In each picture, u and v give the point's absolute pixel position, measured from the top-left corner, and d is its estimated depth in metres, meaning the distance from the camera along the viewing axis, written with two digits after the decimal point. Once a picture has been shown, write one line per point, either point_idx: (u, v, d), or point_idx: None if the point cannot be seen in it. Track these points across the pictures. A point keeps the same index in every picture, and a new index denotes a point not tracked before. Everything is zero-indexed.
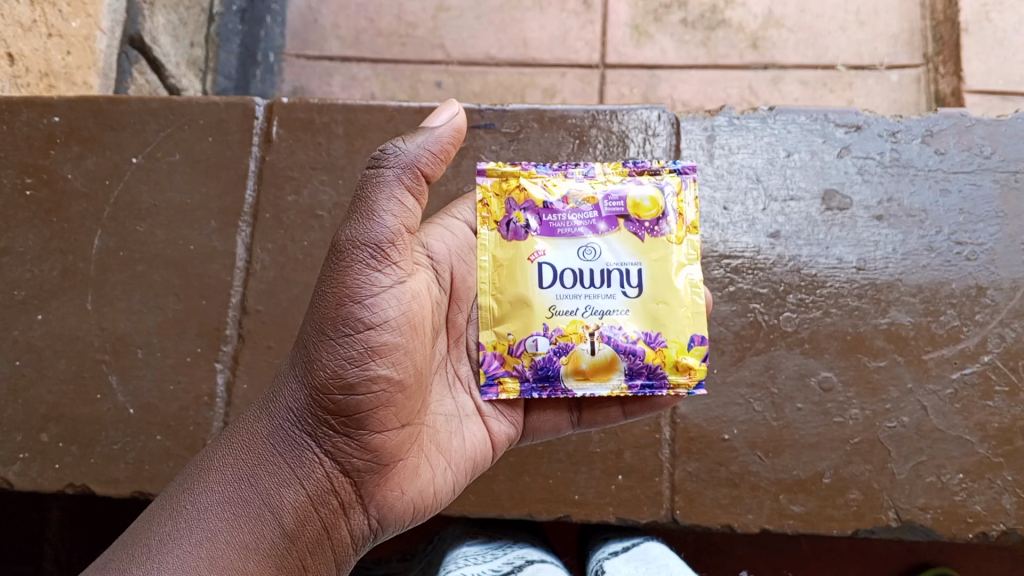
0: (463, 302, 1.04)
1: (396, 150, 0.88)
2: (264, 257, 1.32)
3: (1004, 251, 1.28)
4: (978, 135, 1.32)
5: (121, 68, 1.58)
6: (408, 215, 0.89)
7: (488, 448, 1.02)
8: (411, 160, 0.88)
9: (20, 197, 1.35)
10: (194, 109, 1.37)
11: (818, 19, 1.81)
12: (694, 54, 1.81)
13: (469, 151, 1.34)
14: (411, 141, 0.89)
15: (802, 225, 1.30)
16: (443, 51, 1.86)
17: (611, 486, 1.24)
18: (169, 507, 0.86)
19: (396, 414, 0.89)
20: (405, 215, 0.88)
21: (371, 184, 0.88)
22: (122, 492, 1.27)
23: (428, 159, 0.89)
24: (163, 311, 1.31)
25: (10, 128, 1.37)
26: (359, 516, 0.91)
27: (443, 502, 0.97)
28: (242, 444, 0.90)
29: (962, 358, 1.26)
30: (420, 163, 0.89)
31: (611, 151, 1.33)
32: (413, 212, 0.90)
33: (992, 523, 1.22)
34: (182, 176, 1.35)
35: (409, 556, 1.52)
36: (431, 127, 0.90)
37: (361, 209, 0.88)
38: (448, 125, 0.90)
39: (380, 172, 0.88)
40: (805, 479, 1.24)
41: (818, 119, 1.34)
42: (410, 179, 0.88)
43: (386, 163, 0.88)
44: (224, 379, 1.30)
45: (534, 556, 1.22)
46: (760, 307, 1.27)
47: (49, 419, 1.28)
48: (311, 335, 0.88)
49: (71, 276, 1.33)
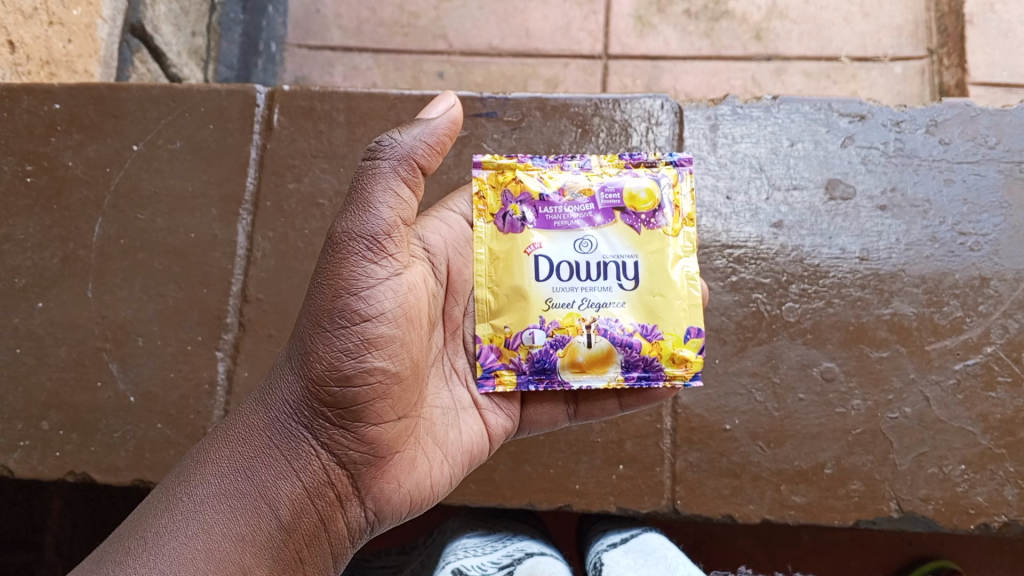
0: (460, 294, 1.04)
1: (393, 141, 0.88)
2: (264, 246, 1.32)
3: (1007, 242, 1.28)
4: (982, 125, 1.32)
5: (121, 56, 1.57)
6: (404, 207, 0.89)
7: (485, 441, 1.02)
8: (408, 152, 0.88)
9: (20, 184, 1.35)
10: (195, 97, 1.37)
11: (822, 10, 1.80)
12: (697, 45, 1.80)
13: (471, 140, 1.33)
14: (407, 132, 0.88)
15: (804, 216, 1.30)
16: (446, 41, 1.85)
17: (611, 476, 1.24)
18: (165, 499, 0.86)
19: (393, 406, 0.89)
20: (400, 207, 0.88)
21: (367, 175, 0.88)
22: (122, 480, 1.27)
23: (424, 150, 0.89)
24: (163, 299, 1.31)
25: (11, 115, 1.36)
26: (356, 508, 0.91)
27: (440, 495, 0.97)
28: (238, 436, 0.90)
29: (964, 348, 1.25)
30: (416, 155, 0.88)
31: (614, 140, 1.32)
32: (409, 204, 0.90)
33: (993, 514, 1.22)
34: (183, 164, 1.35)
35: (408, 548, 1.52)
36: (427, 118, 0.90)
37: (357, 200, 0.87)
38: (445, 116, 0.90)
39: (376, 163, 0.88)
40: (806, 470, 1.23)
41: (821, 108, 1.34)
42: (406, 171, 0.88)
43: (383, 154, 0.88)
44: (224, 367, 1.29)
45: (533, 547, 1.22)
46: (762, 297, 1.27)
47: (49, 407, 1.28)
48: (308, 327, 0.88)
49: (72, 263, 1.32)
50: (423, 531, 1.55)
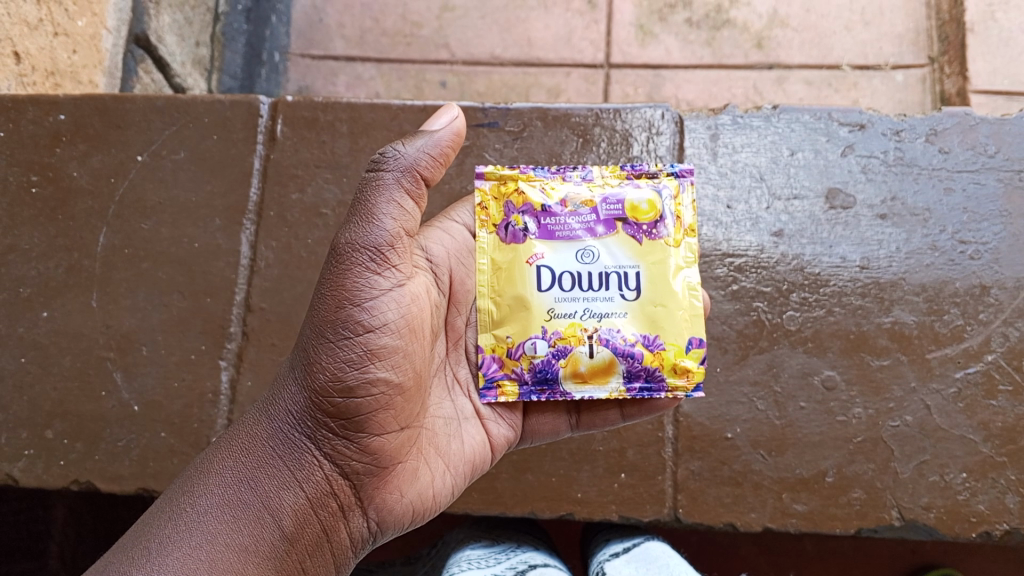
0: (462, 305, 1.05)
1: (396, 154, 0.89)
2: (268, 255, 1.32)
3: (1008, 250, 1.28)
4: (981, 134, 1.32)
5: (126, 66, 1.60)
6: (407, 219, 0.90)
7: (486, 451, 1.02)
8: (411, 164, 0.89)
9: (25, 195, 1.36)
10: (200, 108, 1.38)
11: (823, 18, 1.81)
12: (699, 54, 1.81)
13: (473, 150, 1.34)
14: (410, 145, 0.89)
15: (805, 224, 1.30)
16: (448, 51, 1.87)
17: (614, 484, 1.25)
18: (169, 509, 0.86)
19: (395, 417, 0.90)
20: (403, 218, 0.89)
21: (370, 187, 0.88)
22: (127, 489, 1.27)
23: (427, 163, 0.90)
24: (168, 309, 1.32)
25: (16, 126, 1.37)
26: (358, 518, 0.91)
27: (441, 505, 0.97)
28: (241, 446, 0.91)
29: (965, 357, 1.26)
30: (419, 167, 0.89)
31: (615, 149, 1.33)
32: (412, 216, 0.91)
33: (995, 522, 1.22)
34: (187, 174, 1.36)
35: (412, 559, 1.52)
36: (430, 131, 0.91)
37: (361, 212, 0.88)
38: (448, 128, 0.91)
39: (379, 175, 0.89)
40: (808, 478, 1.23)
41: (821, 117, 1.34)
42: (409, 183, 0.89)
43: (386, 167, 0.89)
44: (228, 376, 1.30)
45: (536, 558, 1.22)
46: (763, 305, 1.27)
47: (53, 416, 1.29)
48: (311, 338, 0.88)
49: (77, 273, 1.33)
50: (426, 543, 1.56)
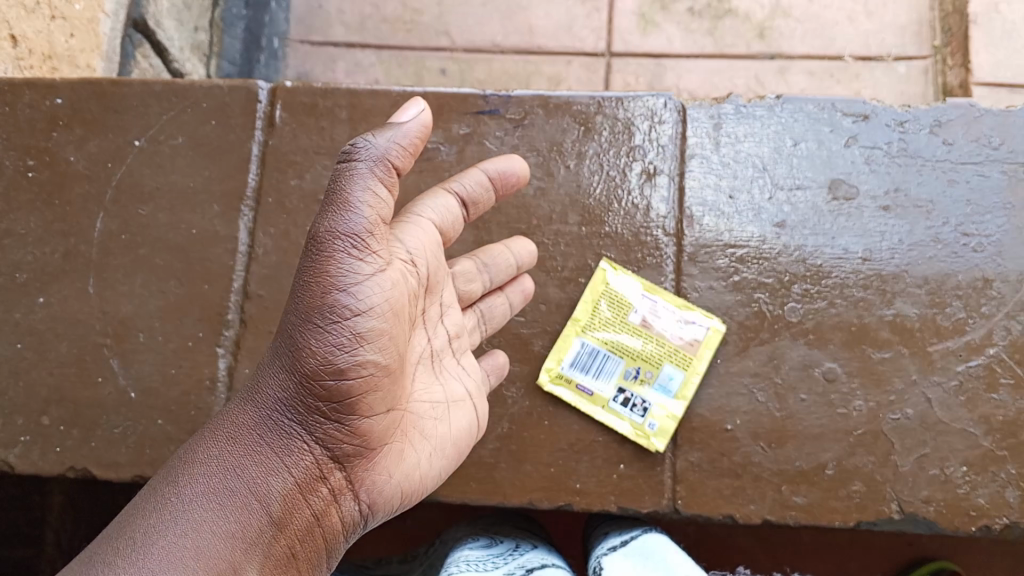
0: (435, 295, 1.06)
1: (367, 144, 0.87)
2: (266, 242, 1.31)
3: (1012, 243, 1.27)
4: (987, 126, 1.31)
5: (124, 51, 1.57)
6: (383, 207, 0.88)
7: (466, 433, 1.08)
8: (383, 153, 0.87)
9: (21, 178, 1.34)
10: (198, 92, 1.36)
11: (826, 9, 1.79)
12: (701, 43, 1.80)
13: (474, 138, 1.33)
14: (381, 135, 0.87)
15: (808, 215, 1.29)
16: (449, 38, 1.85)
17: (612, 475, 1.24)
18: (151, 500, 0.84)
19: (384, 404, 0.92)
20: (381, 206, 0.87)
21: (345, 177, 0.86)
22: (123, 476, 1.26)
23: (398, 152, 0.88)
24: (165, 295, 1.31)
25: (12, 109, 1.36)
26: (349, 502, 0.94)
27: (426, 485, 1.02)
28: (227, 434, 0.89)
29: (967, 350, 1.25)
30: (391, 156, 0.87)
31: (617, 138, 1.32)
32: (387, 203, 0.88)
33: (995, 516, 1.21)
34: (185, 159, 1.34)
35: (409, 558, 1.54)
36: (399, 121, 0.89)
37: (337, 200, 0.86)
38: (416, 119, 0.89)
39: (351, 165, 0.86)
40: (807, 470, 1.23)
41: (826, 108, 1.33)
42: (382, 172, 0.87)
43: (359, 156, 0.87)
44: (226, 364, 1.29)
45: (532, 562, 1.19)
46: (765, 296, 1.26)
47: (49, 402, 1.28)
48: (297, 325, 0.86)
49: (73, 259, 1.32)
50: (426, 543, 1.57)
